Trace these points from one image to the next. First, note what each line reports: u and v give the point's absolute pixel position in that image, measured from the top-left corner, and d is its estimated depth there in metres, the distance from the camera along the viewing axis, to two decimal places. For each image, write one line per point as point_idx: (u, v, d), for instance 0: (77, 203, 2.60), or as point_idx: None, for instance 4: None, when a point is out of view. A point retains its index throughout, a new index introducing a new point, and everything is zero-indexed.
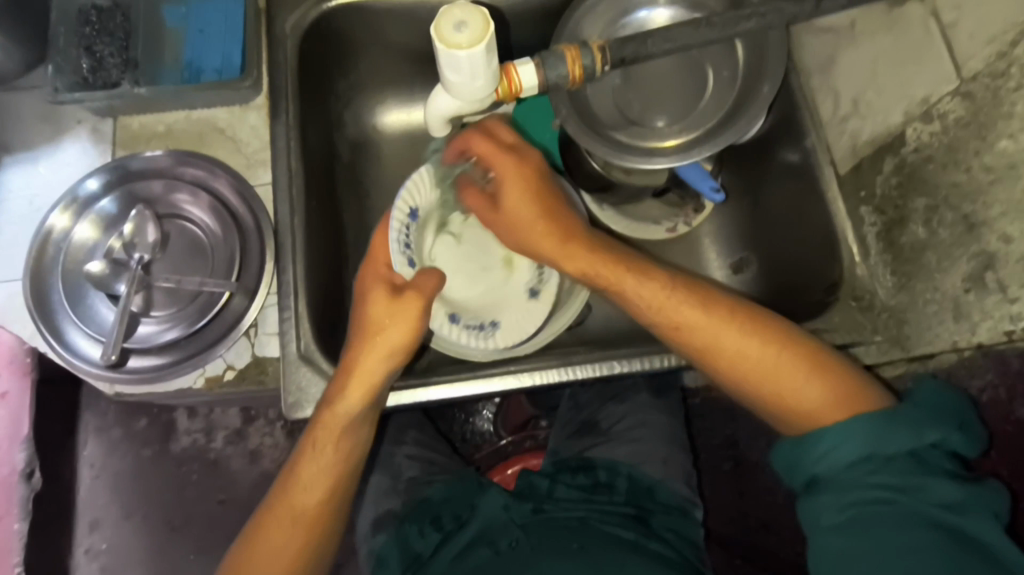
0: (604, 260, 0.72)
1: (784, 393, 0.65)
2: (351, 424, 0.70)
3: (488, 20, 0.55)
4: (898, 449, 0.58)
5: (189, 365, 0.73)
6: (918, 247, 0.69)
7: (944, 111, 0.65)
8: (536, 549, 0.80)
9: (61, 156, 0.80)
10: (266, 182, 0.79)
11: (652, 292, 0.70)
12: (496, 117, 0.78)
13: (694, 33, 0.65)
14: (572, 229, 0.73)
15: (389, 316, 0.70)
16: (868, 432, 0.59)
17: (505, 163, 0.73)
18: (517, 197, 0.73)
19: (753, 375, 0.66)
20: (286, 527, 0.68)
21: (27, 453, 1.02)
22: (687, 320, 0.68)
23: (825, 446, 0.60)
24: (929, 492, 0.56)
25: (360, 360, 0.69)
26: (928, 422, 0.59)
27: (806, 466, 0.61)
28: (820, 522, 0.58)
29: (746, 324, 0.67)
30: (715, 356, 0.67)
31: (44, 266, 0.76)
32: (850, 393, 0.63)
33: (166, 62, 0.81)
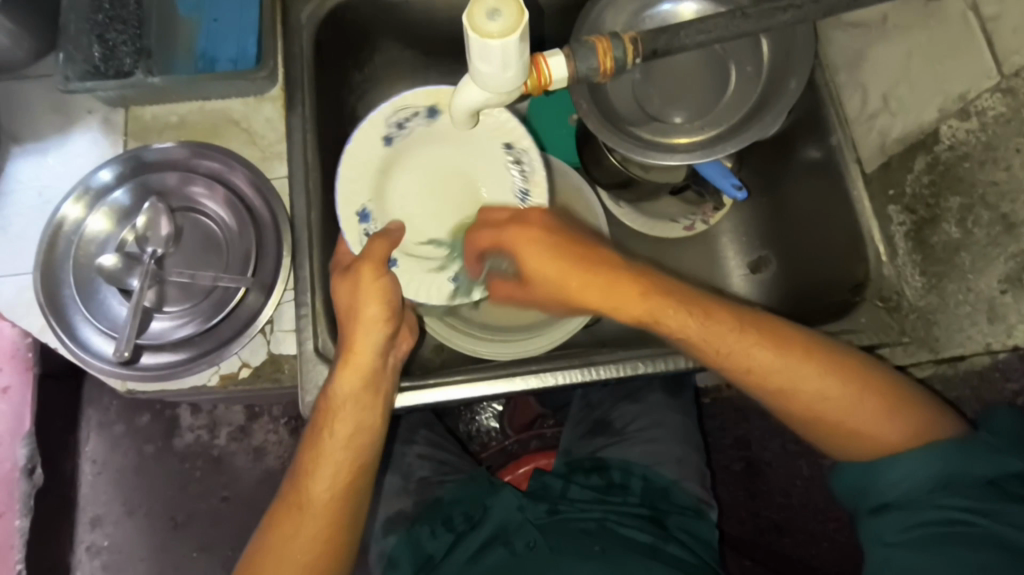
0: (661, 313, 0.66)
1: (861, 428, 0.64)
2: (352, 408, 0.67)
3: (522, 8, 0.52)
4: (979, 475, 0.58)
5: (203, 362, 0.71)
6: (950, 248, 0.68)
7: (983, 107, 0.63)
8: (554, 550, 0.79)
9: (70, 147, 0.78)
10: (281, 175, 0.78)
11: (723, 338, 0.66)
12: (489, 206, 0.76)
13: (728, 25, 0.63)
14: (614, 269, 0.67)
15: (356, 294, 0.68)
16: (941, 459, 0.59)
17: (509, 232, 0.69)
18: (535, 257, 0.66)
19: (828, 412, 0.65)
20: (298, 523, 0.66)
21: (29, 448, 1.00)
22: (760, 360, 0.65)
23: (898, 472, 0.61)
24: (1009, 518, 0.56)
25: (351, 342, 0.68)
26: (1012, 452, 0.59)
27: (879, 489, 0.62)
28: (889, 540, 0.60)
29: (824, 359, 0.65)
30: (790, 394, 0.65)
31: (54, 259, 0.74)
32: (925, 431, 0.62)
33: (179, 53, 0.79)
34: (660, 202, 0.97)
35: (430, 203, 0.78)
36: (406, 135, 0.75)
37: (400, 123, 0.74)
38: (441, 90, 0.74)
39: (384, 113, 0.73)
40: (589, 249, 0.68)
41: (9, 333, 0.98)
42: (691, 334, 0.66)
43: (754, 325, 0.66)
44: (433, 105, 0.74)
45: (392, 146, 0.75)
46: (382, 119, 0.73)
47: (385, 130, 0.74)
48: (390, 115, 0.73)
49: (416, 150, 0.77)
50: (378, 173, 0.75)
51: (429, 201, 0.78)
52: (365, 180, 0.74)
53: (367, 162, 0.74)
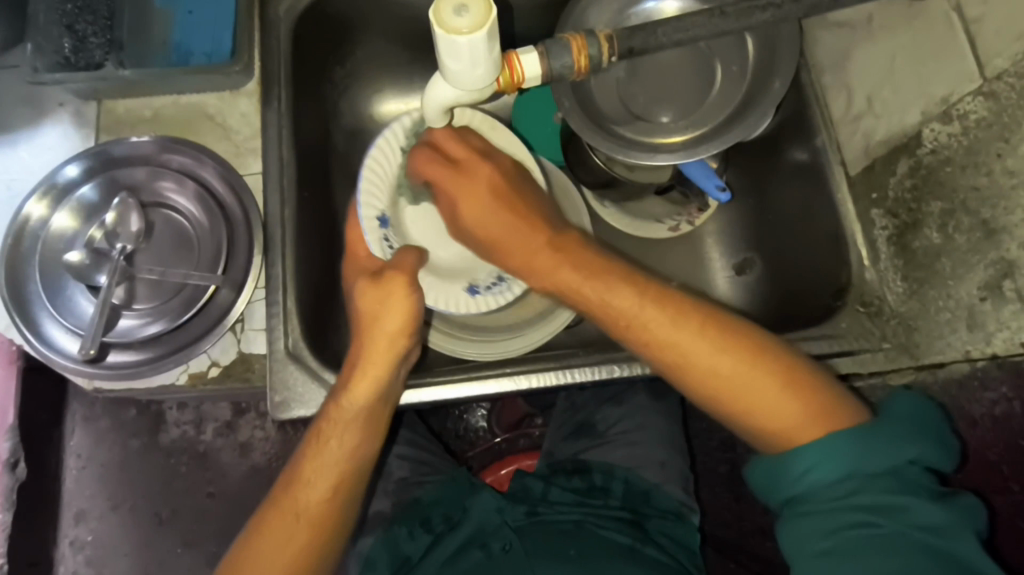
0: (563, 279, 0.67)
1: (754, 412, 0.61)
2: (359, 421, 0.67)
3: (490, 4, 0.51)
4: (876, 468, 0.55)
5: (172, 362, 0.70)
6: (931, 253, 0.67)
7: (965, 111, 0.62)
8: (531, 555, 0.80)
9: (41, 140, 0.77)
10: (256, 171, 0.76)
11: (619, 305, 0.65)
12: (445, 128, 0.71)
13: (706, 23, 0.62)
14: (536, 236, 0.69)
15: (380, 301, 0.68)
16: (845, 450, 0.55)
17: (452, 183, 0.70)
18: (475, 217, 0.69)
19: (726, 391, 0.61)
20: (291, 527, 0.64)
21: (13, 442, 0.98)
22: (656, 335, 0.63)
23: (805, 464, 0.56)
24: (913, 513, 0.53)
25: (367, 354, 0.68)
26: (906, 439, 0.56)
27: (787, 484, 0.57)
28: (809, 549, 0.54)
29: (722, 340, 0.62)
30: (685, 368, 0.63)
31: (19, 255, 0.72)
32: (816, 415, 0.59)
33: (155, 44, 0.77)
34: (644, 202, 0.96)
35: (442, 218, 0.80)
36: None
37: (420, 137, 0.77)
38: (466, 110, 0.76)
39: (405, 130, 0.76)
40: (518, 201, 0.70)
41: None
42: (587, 300, 0.66)
43: (655, 297, 0.65)
44: (463, 126, 0.76)
45: (409, 160, 0.76)
46: (399, 134, 0.76)
47: (404, 142, 0.76)
48: (407, 131, 0.75)
49: None
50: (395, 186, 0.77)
51: (437, 215, 0.80)
52: (382, 192, 0.75)
53: (385, 179, 0.76)
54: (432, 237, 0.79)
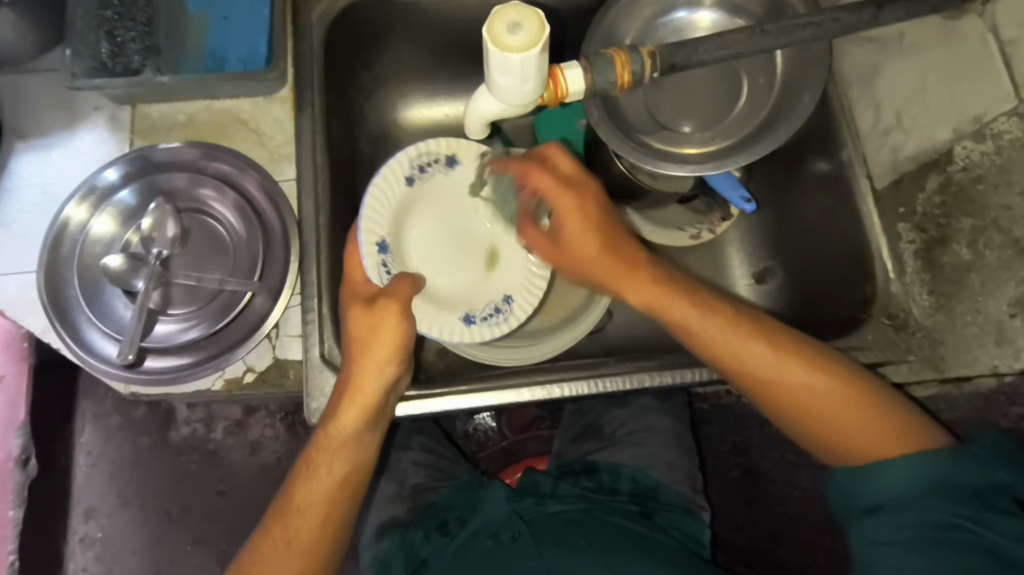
0: (664, 296, 0.67)
1: (846, 436, 0.61)
2: (351, 443, 0.67)
3: (543, 23, 0.51)
4: (967, 484, 0.55)
5: (209, 367, 0.71)
6: (960, 269, 0.68)
7: (999, 130, 0.63)
8: (538, 540, 0.79)
9: (75, 144, 0.77)
10: (290, 177, 0.77)
11: (714, 328, 0.66)
12: (556, 146, 0.70)
13: (747, 41, 0.63)
14: (637, 254, 0.68)
15: (369, 327, 0.66)
16: (932, 466, 0.56)
17: (566, 200, 0.67)
18: (579, 228, 0.68)
19: (820, 415, 0.62)
20: (280, 554, 0.64)
21: (23, 439, 1.00)
22: (751, 353, 0.64)
23: (892, 477, 0.58)
24: (994, 527, 0.53)
25: (357, 376, 0.65)
26: (1003, 464, 0.56)
27: (866, 491, 0.59)
28: (876, 541, 0.56)
29: (817, 366, 0.63)
30: (777, 389, 0.64)
31: (59, 259, 0.73)
32: (908, 434, 0.60)
33: (188, 50, 0.78)
34: (667, 210, 0.96)
35: (441, 246, 0.81)
36: (428, 178, 0.80)
37: (421, 168, 0.79)
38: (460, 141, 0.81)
39: (407, 161, 0.79)
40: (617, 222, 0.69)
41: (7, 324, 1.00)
42: (684, 318, 0.66)
43: (748, 317, 0.66)
44: (451, 154, 0.81)
45: (413, 186, 0.79)
46: (404, 164, 0.78)
47: (407, 171, 0.79)
48: (413, 160, 0.79)
49: (438, 193, 0.81)
50: (399, 210, 0.78)
51: (437, 243, 0.81)
52: (385, 217, 0.76)
53: (387, 205, 0.77)
54: (431, 266, 0.80)
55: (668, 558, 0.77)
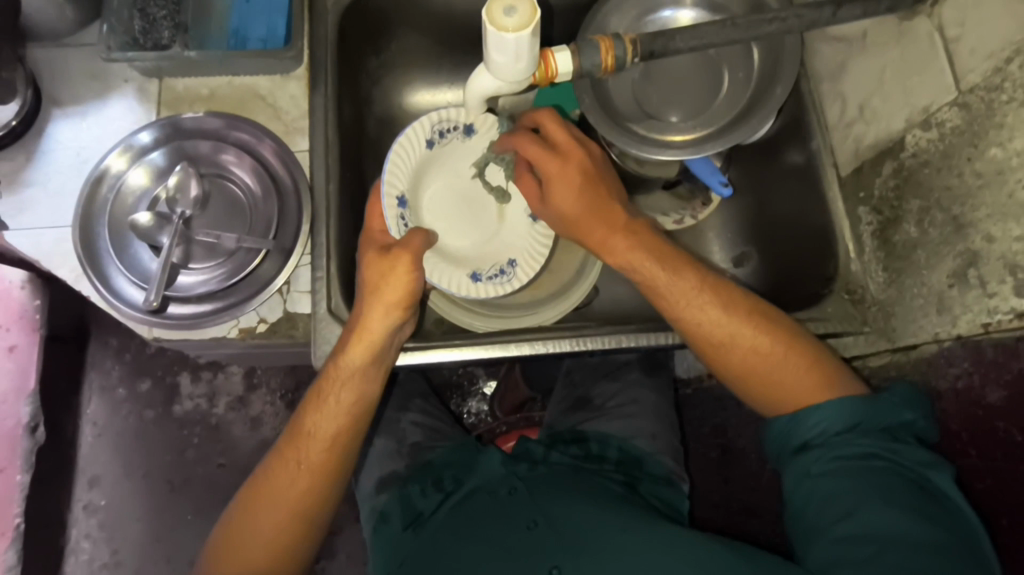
0: (639, 261, 0.74)
1: (779, 387, 0.70)
2: (359, 378, 0.74)
3: (535, 7, 0.59)
4: (878, 422, 0.66)
5: (226, 315, 0.78)
6: (910, 246, 0.75)
7: (942, 119, 0.69)
8: (535, 496, 0.83)
9: (108, 111, 0.84)
10: (304, 149, 0.84)
11: (684, 289, 0.73)
12: (548, 115, 0.78)
13: (718, 33, 0.70)
14: (615, 223, 0.75)
15: (384, 274, 0.74)
16: (853, 406, 0.66)
17: (550, 166, 0.75)
18: (564, 196, 0.76)
19: (758, 369, 0.71)
20: (297, 471, 0.73)
21: (30, 407, 1.26)
22: (709, 317, 0.71)
23: (818, 416, 0.67)
24: (901, 454, 0.64)
25: (366, 317, 0.73)
26: (906, 405, 0.67)
27: (799, 431, 0.68)
28: (812, 473, 0.65)
29: (761, 330, 0.71)
30: (727, 349, 0.71)
31: (94, 211, 0.80)
32: (830, 384, 0.69)
33: (213, 30, 0.85)
34: (651, 195, 1.01)
35: (454, 207, 0.89)
36: (446, 144, 0.87)
37: (440, 133, 0.86)
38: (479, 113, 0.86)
39: (427, 125, 0.86)
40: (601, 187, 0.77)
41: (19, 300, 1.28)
42: (656, 284, 0.74)
43: (713, 285, 0.73)
44: (469, 124, 0.87)
45: (432, 149, 0.87)
46: (425, 128, 0.85)
47: (428, 135, 0.86)
48: (433, 125, 0.86)
49: (454, 158, 0.88)
50: (416, 170, 0.86)
51: (450, 205, 0.89)
52: (403, 175, 0.84)
53: (407, 164, 0.84)
54: (445, 226, 0.88)
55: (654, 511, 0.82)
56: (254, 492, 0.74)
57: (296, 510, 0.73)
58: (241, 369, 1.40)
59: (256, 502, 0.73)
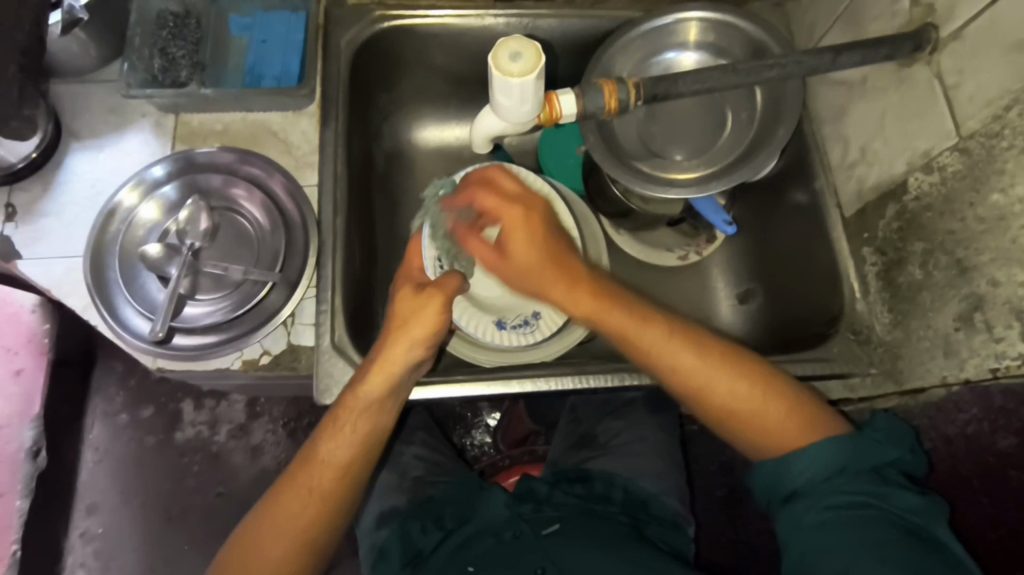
0: (607, 314, 0.73)
1: (761, 427, 0.69)
2: (368, 413, 0.73)
3: (540, 53, 0.61)
4: (865, 464, 0.64)
5: (230, 346, 0.78)
6: (915, 287, 0.75)
7: (944, 163, 0.69)
8: (541, 540, 0.81)
9: (124, 145, 0.86)
10: (313, 183, 0.85)
11: (650, 342, 0.72)
12: (496, 166, 0.80)
13: (720, 77, 0.72)
14: (576, 275, 0.74)
15: (415, 310, 0.74)
16: (837, 448, 0.64)
17: (513, 215, 0.75)
18: (525, 244, 0.74)
19: (738, 412, 0.70)
20: (302, 500, 0.71)
21: (33, 432, 1.24)
22: (682, 363, 0.71)
23: (804, 461, 0.65)
24: (895, 500, 0.61)
25: (384, 350, 0.73)
26: (889, 444, 0.65)
27: (789, 479, 0.66)
28: (805, 523, 0.62)
29: (739, 369, 0.70)
30: (705, 395, 0.71)
31: (105, 243, 0.82)
32: (812, 422, 0.68)
33: (229, 67, 0.89)
34: (657, 232, 1.02)
35: None
36: None
37: None
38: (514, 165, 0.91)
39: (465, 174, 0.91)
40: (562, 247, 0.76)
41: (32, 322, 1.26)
42: (622, 333, 0.72)
43: (681, 332, 0.72)
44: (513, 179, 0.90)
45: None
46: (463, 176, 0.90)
47: None
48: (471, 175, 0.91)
49: None
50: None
51: None
52: None
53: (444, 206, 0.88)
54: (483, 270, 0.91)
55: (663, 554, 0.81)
56: (248, 530, 0.71)
57: (297, 543, 0.70)
58: (244, 398, 1.40)
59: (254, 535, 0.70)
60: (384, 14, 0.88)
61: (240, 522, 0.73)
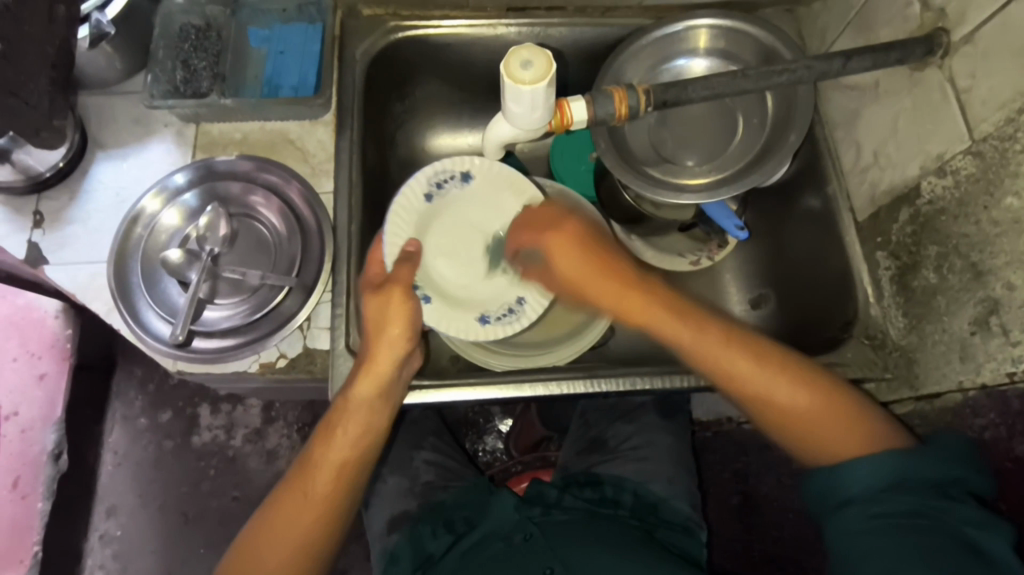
0: (659, 319, 0.72)
1: (820, 437, 0.68)
2: (366, 411, 0.74)
3: (551, 61, 0.62)
4: (924, 479, 0.62)
5: (248, 349, 0.80)
6: (929, 291, 0.74)
7: (957, 167, 0.69)
8: (550, 542, 0.81)
9: (147, 154, 0.89)
10: (329, 190, 0.87)
11: (709, 344, 0.71)
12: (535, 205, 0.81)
13: (729, 83, 0.72)
14: (629, 279, 0.73)
15: (382, 311, 0.75)
16: (894, 461, 0.63)
17: (555, 234, 0.75)
18: (570, 262, 0.73)
19: (800, 421, 0.69)
20: (302, 505, 0.72)
21: (55, 436, 1.28)
22: (741, 372, 0.70)
23: (855, 474, 0.64)
24: (952, 514, 0.60)
25: (374, 352, 0.74)
26: (952, 461, 0.63)
27: (841, 488, 0.65)
28: (852, 530, 0.62)
29: (799, 380, 0.69)
30: (765, 402, 0.70)
31: (128, 249, 0.84)
32: (868, 432, 0.67)
33: (249, 77, 0.91)
34: (669, 237, 1.02)
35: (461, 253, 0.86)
36: (444, 194, 0.85)
37: (438, 184, 0.84)
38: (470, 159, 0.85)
39: (425, 177, 0.84)
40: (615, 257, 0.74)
41: (54, 328, 1.30)
42: (679, 340, 0.71)
43: (744, 343, 0.71)
44: (465, 171, 0.85)
45: (431, 203, 0.84)
46: (421, 180, 0.83)
47: (426, 188, 0.84)
48: (429, 178, 0.84)
49: (455, 206, 0.86)
50: (424, 219, 0.83)
51: (456, 247, 0.86)
52: (407, 225, 0.81)
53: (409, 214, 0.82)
54: (459, 271, 0.85)
55: (671, 555, 0.82)
56: (250, 532, 0.72)
57: (297, 550, 0.71)
58: (260, 403, 1.42)
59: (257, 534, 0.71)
60: (398, 24, 0.90)
61: (242, 529, 0.74)
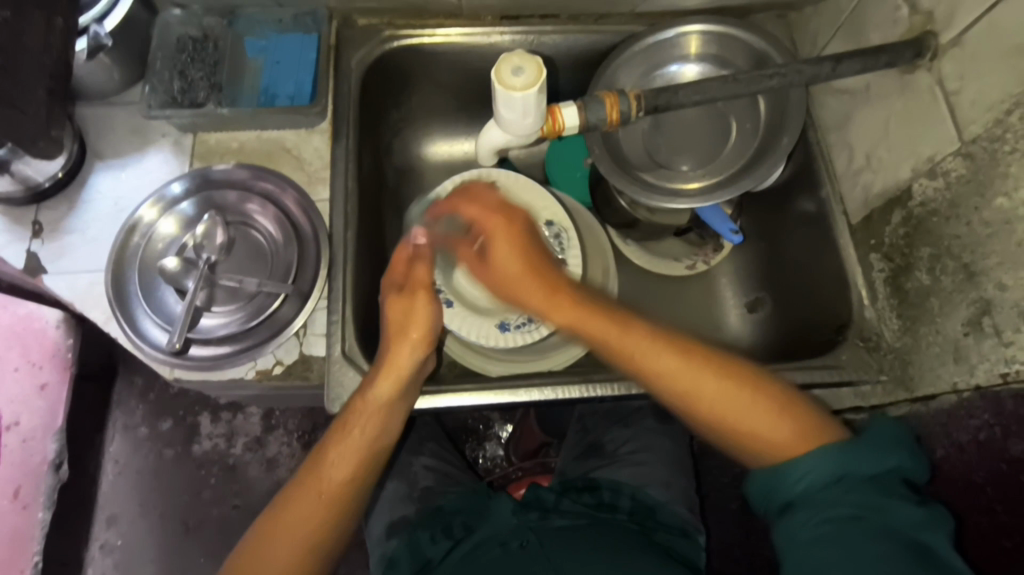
0: (591, 319, 0.73)
1: (750, 437, 0.67)
2: (383, 411, 0.76)
3: (541, 67, 0.63)
4: (864, 473, 0.60)
5: (244, 356, 0.80)
6: (923, 293, 0.74)
7: (948, 169, 0.69)
8: (546, 549, 0.81)
9: (145, 164, 0.89)
10: (325, 198, 0.88)
11: (632, 347, 0.71)
12: (481, 181, 0.79)
13: (720, 88, 0.73)
14: (557, 283, 0.74)
15: (406, 313, 0.78)
16: (835, 456, 0.61)
17: (493, 221, 0.76)
18: (507, 250, 0.75)
19: (726, 417, 0.68)
20: (312, 504, 0.71)
21: (56, 444, 1.28)
22: (665, 366, 0.69)
23: (804, 468, 0.62)
24: (893, 513, 0.58)
25: (393, 352, 0.76)
26: (886, 451, 0.61)
27: (783, 489, 0.63)
28: (800, 539, 0.59)
29: (733, 377, 0.68)
30: (692, 398, 0.69)
31: (125, 257, 0.85)
32: (811, 430, 0.65)
33: (246, 89, 0.91)
34: (665, 242, 1.03)
35: None
36: None
37: None
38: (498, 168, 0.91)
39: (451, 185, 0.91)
40: (541, 257, 0.76)
41: (57, 335, 1.30)
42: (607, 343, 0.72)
43: (665, 337, 0.71)
44: (492, 179, 0.91)
45: None
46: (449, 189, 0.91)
47: None
48: (459, 186, 0.91)
49: None
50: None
51: None
52: None
53: None
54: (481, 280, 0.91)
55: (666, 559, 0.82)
56: (258, 532, 0.70)
57: (302, 552, 0.70)
58: (260, 411, 1.42)
59: (265, 534, 0.70)
60: (393, 33, 0.91)
61: (248, 528, 0.72)
